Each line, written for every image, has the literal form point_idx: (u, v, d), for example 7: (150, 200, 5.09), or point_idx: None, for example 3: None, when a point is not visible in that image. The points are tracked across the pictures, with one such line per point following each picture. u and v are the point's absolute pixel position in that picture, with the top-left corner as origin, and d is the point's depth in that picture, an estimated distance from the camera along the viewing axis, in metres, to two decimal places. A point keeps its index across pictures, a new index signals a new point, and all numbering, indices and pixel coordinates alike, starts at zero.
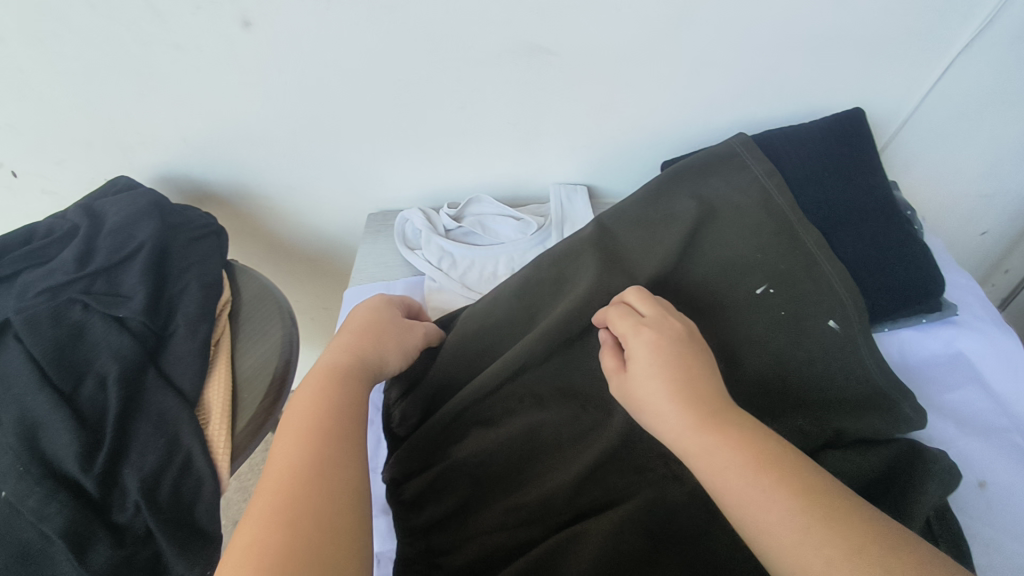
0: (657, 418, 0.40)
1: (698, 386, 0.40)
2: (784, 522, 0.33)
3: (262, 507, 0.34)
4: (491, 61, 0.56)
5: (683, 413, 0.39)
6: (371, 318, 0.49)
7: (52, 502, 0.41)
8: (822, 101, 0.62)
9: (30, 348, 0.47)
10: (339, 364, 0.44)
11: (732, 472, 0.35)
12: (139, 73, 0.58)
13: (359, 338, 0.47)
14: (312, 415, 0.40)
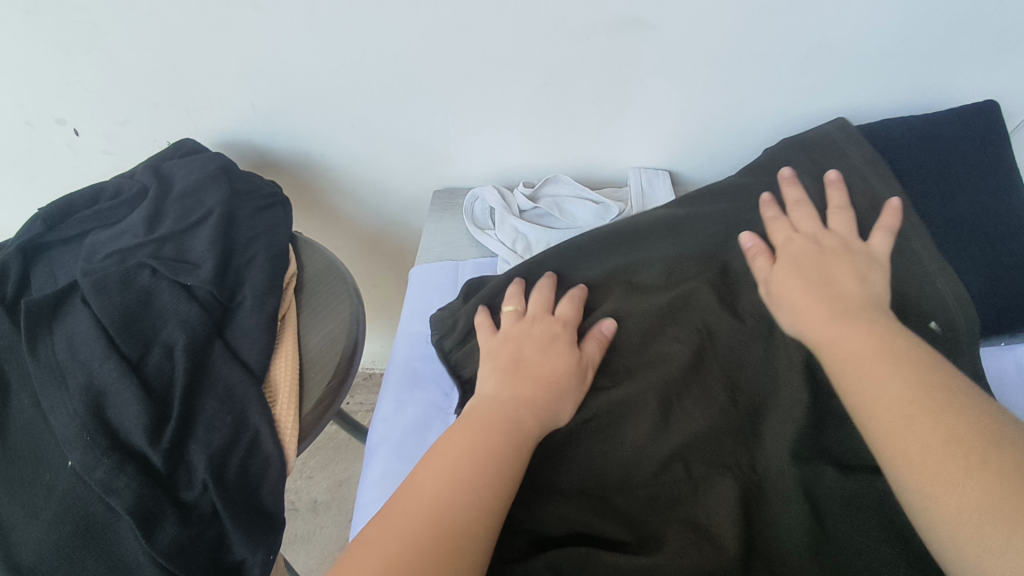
0: (796, 317, 0.41)
1: (847, 294, 0.40)
2: (921, 426, 0.32)
3: (404, 513, 0.32)
4: (584, 35, 0.52)
5: (820, 308, 0.40)
6: (560, 356, 0.43)
7: (120, 475, 0.39)
8: (941, 92, 0.56)
9: (98, 312, 0.45)
10: (521, 418, 0.39)
11: (873, 373, 0.35)
12: (213, 32, 0.55)
13: (538, 389, 0.41)
14: (470, 445, 0.36)
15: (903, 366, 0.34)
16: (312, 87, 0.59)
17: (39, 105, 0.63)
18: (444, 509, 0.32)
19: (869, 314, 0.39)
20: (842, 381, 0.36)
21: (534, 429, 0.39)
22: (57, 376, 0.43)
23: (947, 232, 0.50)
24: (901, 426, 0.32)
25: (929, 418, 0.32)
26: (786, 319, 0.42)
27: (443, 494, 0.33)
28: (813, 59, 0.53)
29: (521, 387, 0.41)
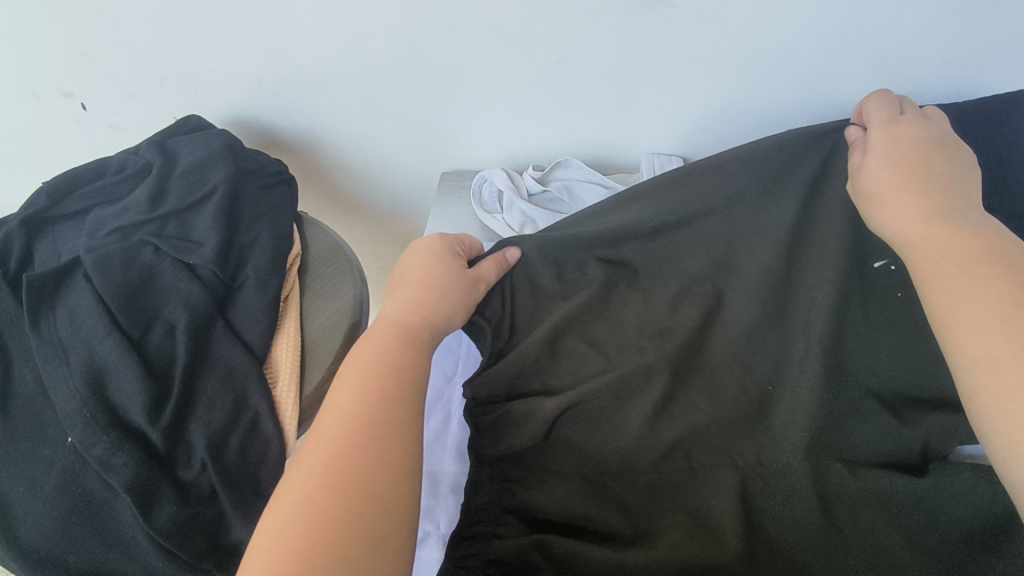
0: (888, 213, 0.36)
1: (932, 178, 0.36)
2: (1006, 339, 0.29)
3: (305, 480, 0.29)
4: (599, 13, 0.50)
5: (909, 206, 0.35)
6: (428, 259, 0.43)
7: (119, 452, 0.39)
8: (971, 80, 0.53)
9: (100, 288, 0.44)
10: (405, 320, 0.38)
11: (954, 280, 0.32)
12: (219, 5, 0.54)
13: (420, 291, 0.40)
14: (371, 373, 0.34)
15: (1012, 278, 0.31)
16: (317, 63, 0.58)
17: (46, 78, 0.62)
18: (352, 440, 0.31)
19: (959, 207, 0.35)
20: (934, 287, 0.33)
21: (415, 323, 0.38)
22: (59, 350, 0.43)
23: None
24: (984, 346, 0.30)
25: (1017, 344, 0.29)
26: (882, 217, 0.37)
27: (345, 425, 0.31)
28: (836, 42, 0.51)
29: (400, 292, 0.41)
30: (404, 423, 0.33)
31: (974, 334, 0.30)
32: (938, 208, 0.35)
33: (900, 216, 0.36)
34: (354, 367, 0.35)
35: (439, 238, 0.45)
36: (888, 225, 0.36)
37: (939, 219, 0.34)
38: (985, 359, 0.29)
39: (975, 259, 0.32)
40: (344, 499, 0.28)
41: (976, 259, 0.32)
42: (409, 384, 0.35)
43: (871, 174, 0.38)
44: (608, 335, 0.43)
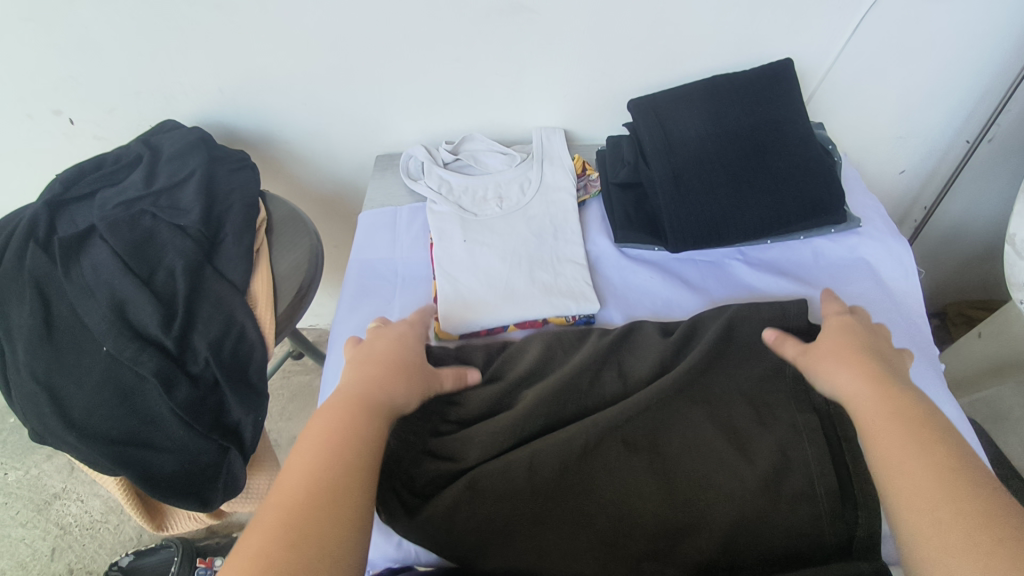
0: (835, 377, 0.46)
1: (918, 415, 0.41)
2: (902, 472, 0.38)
3: (266, 525, 0.35)
4: (481, 19, 0.68)
5: (880, 406, 0.42)
6: (389, 349, 0.50)
7: (144, 353, 0.54)
8: (756, 52, 0.73)
9: (113, 244, 0.59)
10: (365, 393, 0.44)
11: (907, 475, 0.38)
12: (185, 29, 0.69)
13: (381, 371, 0.47)
14: (326, 440, 0.40)
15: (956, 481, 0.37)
16: (265, 70, 0.74)
17: (40, 98, 0.76)
18: (330, 488, 0.37)
19: (906, 394, 0.43)
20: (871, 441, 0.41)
21: (377, 394, 0.45)
22: (87, 291, 0.57)
23: (748, 164, 0.66)
24: (931, 525, 0.35)
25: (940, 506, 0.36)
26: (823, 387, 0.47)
27: (308, 473, 0.38)
28: (655, 32, 0.70)
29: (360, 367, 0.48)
30: (349, 473, 0.39)
31: (916, 517, 0.36)
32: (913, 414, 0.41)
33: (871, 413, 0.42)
34: (319, 425, 0.41)
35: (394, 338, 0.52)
36: (838, 390, 0.46)
37: (923, 454, 0.38)
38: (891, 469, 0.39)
39: (934, 466, 0.38)
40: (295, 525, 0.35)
41: (930, 458, 0.38)
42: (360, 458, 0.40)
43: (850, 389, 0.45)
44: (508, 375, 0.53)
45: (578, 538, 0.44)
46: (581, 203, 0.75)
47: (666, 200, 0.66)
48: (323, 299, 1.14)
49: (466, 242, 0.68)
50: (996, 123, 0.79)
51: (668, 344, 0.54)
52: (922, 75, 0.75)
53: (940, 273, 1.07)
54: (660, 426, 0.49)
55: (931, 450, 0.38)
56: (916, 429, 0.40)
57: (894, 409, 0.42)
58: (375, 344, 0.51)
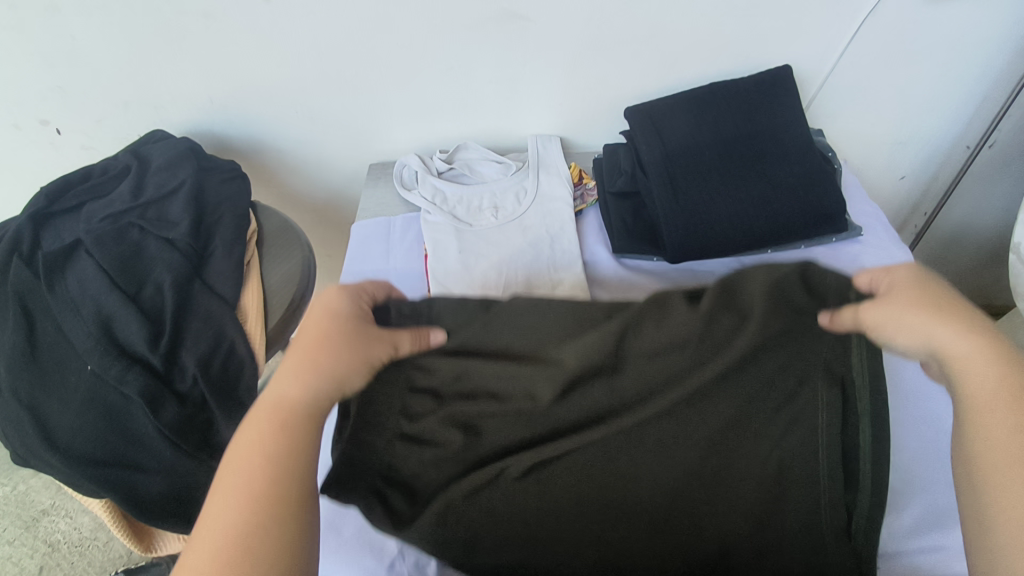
0: (932, 336, 0.39)
1: (1018, 389, 0.37)
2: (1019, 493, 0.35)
3: (201, 562, 0.34)
4: (475, 27, 0.67)
5: (991, 380, 0.37)
6: (319, 329, 0.42)
7: (130, 370, 0.52)
8: (754, 58, 0.72)
9: (99, 259, 0.57)
10: (283, 395, 0.40)
11: (1018, 475, 0.35)
12: (173, 37, 0.68)
13: (306, 357, 0.41)
14: (252, 455, 0.38)
15: None
16: (257, 79, 0.72)
17: (26, 109, 0.74)
18: (269, 497, 0.36)
19: (1014, 362, 0.38)
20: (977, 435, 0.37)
21: (291, 394, 0.40)
22: (72, 307, 0.56)
23: (748, 172, 0.65)
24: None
25: None
26: (901, 343, 0.40)
27: (238, 494, 0.36)
28: (652, 39, 0.69)
29: (288, 359, 0.42)
30: (286, 485, 0.37)
31: (1013, 520, 0.34)
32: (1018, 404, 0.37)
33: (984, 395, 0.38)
34: (247, 437, 0.39)
35: (326, 308, 0.43)
36: (927, 343, 0.39)
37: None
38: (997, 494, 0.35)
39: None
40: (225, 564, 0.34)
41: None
42: (293, 469, 0.38)
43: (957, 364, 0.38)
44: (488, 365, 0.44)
45: (572, 550, 0.43)
46: (577, 212, 0.73)
47: (664, 208, 0.64)
48: None
49: (460, 254, 0.67)
50: (998, 128, 0.79)
51: (700, 314, 0.42)
52: (922, 80, 0.74)
53: (939, 279, 1.06)
54: (682, 432, 0.43)
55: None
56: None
57: (1004, 385, 0.37)
58: (310, 321, 0.43)
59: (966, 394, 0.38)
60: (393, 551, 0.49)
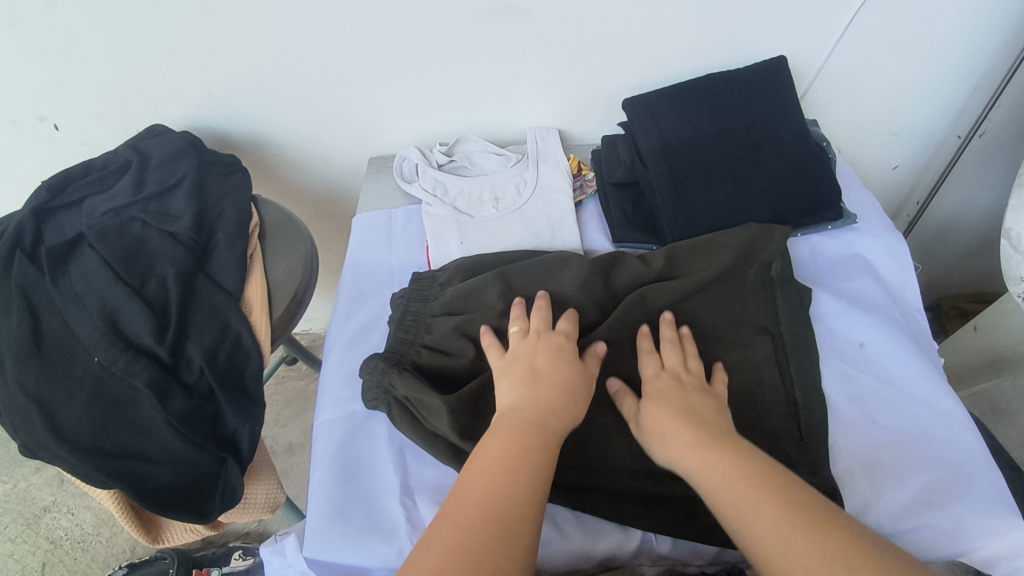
0: (671, 450, 0.46)
1: (714, 436, 0.45)
2: (757, 520, 0.39)
3: (443, 548, 0.36)
4: (474, 20, 0.67)
5: (721, 465, 0.43)
6: (565, 372, 0.48)
7: (137, 363, 0.53)
8: (750, 50, 0.73)
9: (103, 253, 0.58)
10: (533, 416, 0.45)
11: (780, 542, 0.37)
12: (173, 32, 0.68)
13: (542, 390, 0.46)
14: (499, 462, 0.41)
15: (791, 506, 0.39)
16: (256, 73, 0.73)
17: (24, 105, 0.74)
18: (510, 511, 0.38)
19: (732, 445, 0.44)
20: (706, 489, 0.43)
21: (552, 424, 0.45)
22: (77, 301, 0.56)
23: (745, 161, 0.66)
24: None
25: (787, 527, 0.38)
26: (665, 458, 0.46)
27: (484, 494, 0.39)
28: (649, 31, 0.69)
29: (533, 390, 0.47)
30: (527, 497, 0.39)
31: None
32: (706, 439, 0.45)
33: (682, 452, 0.45)
34: (492, 450, 0.42)
35: (573, 352, 0.50)
36: (677, 461, 0.45)
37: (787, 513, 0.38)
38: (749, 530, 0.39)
39: (802, 528, 0.37)
40: (470, 556, 0.35)
41: (810, 520, 0.38)
42: (534, 482, 0.40)
43: (654, 425, 0.47)
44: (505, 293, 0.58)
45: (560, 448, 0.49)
46: (577, 203, 0.74)
47: (664, 199, 0.65)
48: (316, 303, 1.13)
49: (462, 244, 0.67)
50: (988, 118, 0.80)
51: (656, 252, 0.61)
52: (915, 71, 0.75)
53: (931, 268, 1.08)
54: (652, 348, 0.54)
55: (793, 507, 0.39)
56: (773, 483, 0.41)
57: (737, 464, 0.42)
58: (543, 352, 0.50)
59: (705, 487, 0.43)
60: (403, 536, 0.49)
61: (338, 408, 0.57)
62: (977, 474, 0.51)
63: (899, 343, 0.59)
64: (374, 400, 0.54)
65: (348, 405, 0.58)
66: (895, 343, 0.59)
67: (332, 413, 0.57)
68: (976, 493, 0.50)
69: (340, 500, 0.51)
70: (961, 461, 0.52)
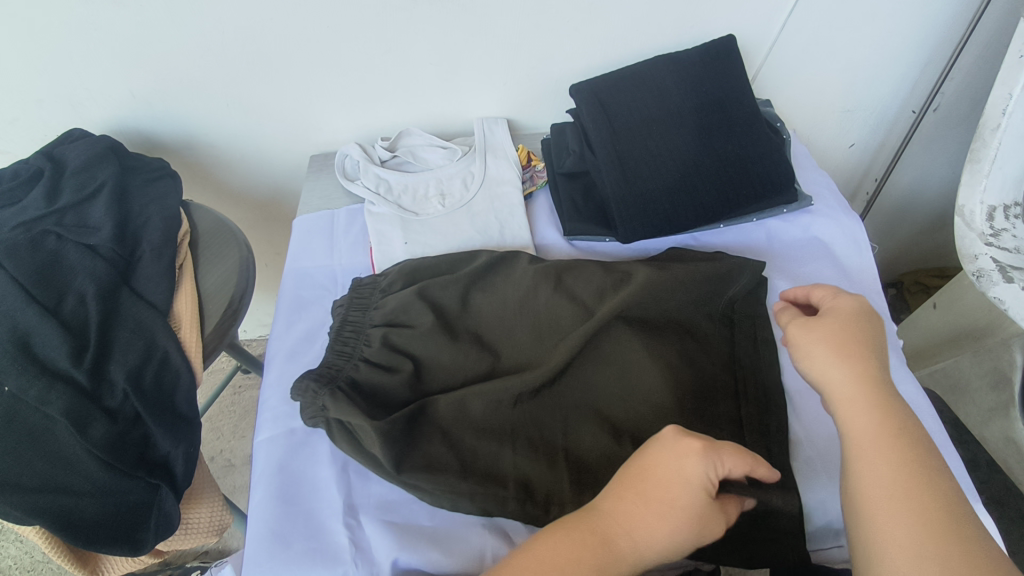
0: (825, 369, 0.43)
1: (875, 379, 0.42)
2: (893, 485, 0.37)
3: None
4: (410, 7, 0.63)
5: (872, 417, 0.40)
6: (676, 486, 0.37)
7: (52, 390, 0.49)
8: (698, 29, 0.70)
9: (13, 271, 0.53)
10: (614, 528, 0.38)
11: (904, 541, 0.35)
12: (84, 30, 0.63)
13: (639, 504, 0.38)
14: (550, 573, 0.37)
15: (934, 493, 0.36)
16: (181, 70, 0.68)
17: None
18: None
19: (897, 406, 0.41)
20: (847, 420, 0.41)
21: (627, 549, 0.37)
22: None
23: (696, 144, 0.64)
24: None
25: (921, 511, 0.36)
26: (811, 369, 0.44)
27: None
28: (594, 13, 0.66)
29: (625, 503, 0.39)
30: None
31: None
32: (869, 379, 0.42)
33: (836, 378, 0.42)
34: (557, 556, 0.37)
35: (706, 454, 0.38)
36: (825, 382, 0.43)
37: (923, 516, 0.35)
38: (874, 482, 0.38)
39: (931, 527, 0.35)
40: None
41: (944, 532, 0.35)
42: None
43: (812, 347, 0.44)
44: (449, 299, 0.55)
45: (505, 464, 0.47)
46: (527, 195, 0.72)
47: (613, 189, 0.63)
48: (269, 308, 1.09)
49: (406, 244, 0.64)
50: (941, 92, 0.79)
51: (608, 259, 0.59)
52: (867, 47, 0.74)
53: (890, 246, 1.08)
54: (602, 355, 0.52)
55: (938, 517, 0.35)
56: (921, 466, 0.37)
57: (891, 426, 0.39)
58: (659, 442, 0.40)
59: (848, 422, 0.41)
60: (347, 560, 0.46)
61: (277, 424, 0.54)
62: None
63: None
64: (313, 419, 0.50)
65: (289, 421, 0.54)
66: None
67: (272, 430, 0.54)
68: None
69: (281, 522, 0.49)
70: None
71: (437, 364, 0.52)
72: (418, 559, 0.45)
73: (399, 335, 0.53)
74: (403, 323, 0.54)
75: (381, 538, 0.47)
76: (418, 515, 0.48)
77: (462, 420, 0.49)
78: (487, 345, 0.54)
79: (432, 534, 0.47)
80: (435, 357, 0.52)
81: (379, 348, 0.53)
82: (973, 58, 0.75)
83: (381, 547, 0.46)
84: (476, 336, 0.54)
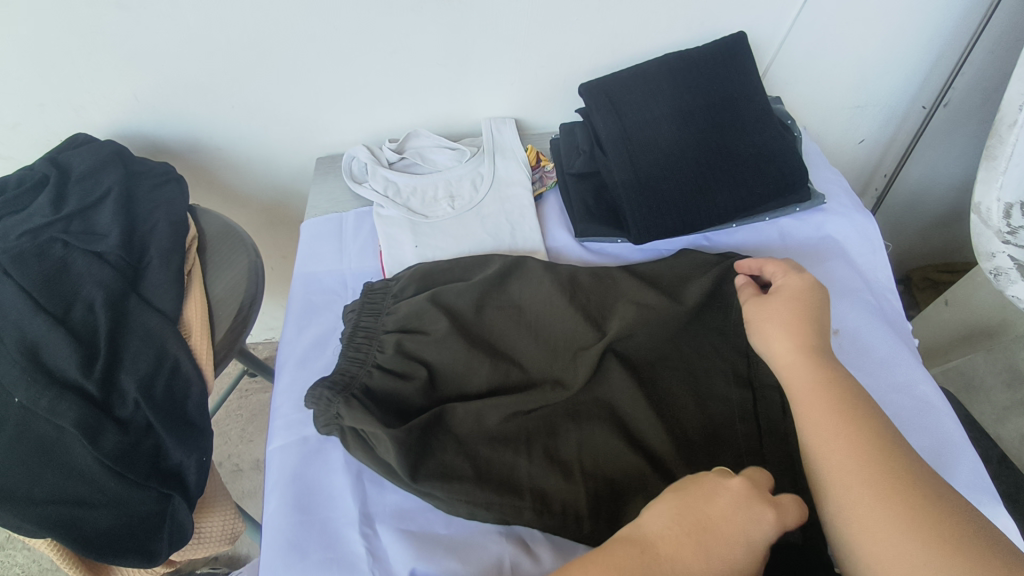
0: (770, 338, 0.47)
1: (814, 344, 0.46)
2: (834, 430, 0.41)
3: None
4: (417, 7, 0.63)
5: (809, 374, 0.44)
6: (738, 546, 0.35)
7: (63, 401, 0.48)
8: (707, 27, 0.69)
9: (20, 280, 0.53)
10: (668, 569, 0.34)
11: (846, 476, 0.39)
12: (88, 33, 0.62)
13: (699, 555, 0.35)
14: None
15: (868, 433, 0.40)
16: (186, 73, 0.67)
17: None
18: None
19: (828, 362, 0.45)
20: (787, 378, 0.45)
21: None
22: None
23: (707, 143, 0.64)
24: (865, 509, 0.37)
25: (858, 447, 0.40)
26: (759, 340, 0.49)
27: None
28: (602, 12, 0.66)
29: (686, 551, 0.35)
30: None
31: (854, 504, 0.38)
32: (807, 343, 0.46)
33: (778, 345, 0.47)
34: None
35: (776, 520, 0.37)
36: (770, 350, 0.47)
37: (862, 453, 0.39)
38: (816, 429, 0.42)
39: (861, 454, 0.39)
40: None
41: (877, 462, 0.39)
42: None
43: (758, 320, 0.49)
44: (462, 303, 0.55)
45: (522, 472, 0.46)
46: (537, 196, 0.71)
47: (625, 189, 0.62)
48: (275, 310, 1.08)
49: (417, 248, 0.64)
50: (952, 87, 0.78)
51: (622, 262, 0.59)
52: (878, 43, 0.73)
53: (898, 242, 1.08)
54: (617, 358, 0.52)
55: (875, 452, 0.39)
56: (851, 406, 0.42)
57: (823, 378, 0.44)
58: (724, 494, 0.37)
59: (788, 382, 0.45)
60: (364, 569, 0.46)
61: (290, 432, 0.54)
62: (957, 459, 0.50)
63: (871, 325, 0.57)
64: (327, 426, 0.49)
65: (301, 428, 0.54)
66: (867, 326, 0.57)
67: (285, 437, 0.54)
68: (954, 481, 0.48)
69: (295, 532, 0.48)
70: (939, 447, 0.50)
71: (452, 370, 0.52)
72: (436, 568, 0.45)
73: (413, 341, 0.53)
74: (416, 328, 0.54)
75: (398, 548, 0.46)
76: (435, 524, 0.48)
77: (478, 428, 0.48)
78: (502, 350, 0.53)
79: (449, 543, 0.46)
80: (449, 363, 0.52)
81: (392, 355, 0.52)
82: (984, 53, 0.74)
83: (398, 557, 0.46)
84: (490, 341, 0.54)
